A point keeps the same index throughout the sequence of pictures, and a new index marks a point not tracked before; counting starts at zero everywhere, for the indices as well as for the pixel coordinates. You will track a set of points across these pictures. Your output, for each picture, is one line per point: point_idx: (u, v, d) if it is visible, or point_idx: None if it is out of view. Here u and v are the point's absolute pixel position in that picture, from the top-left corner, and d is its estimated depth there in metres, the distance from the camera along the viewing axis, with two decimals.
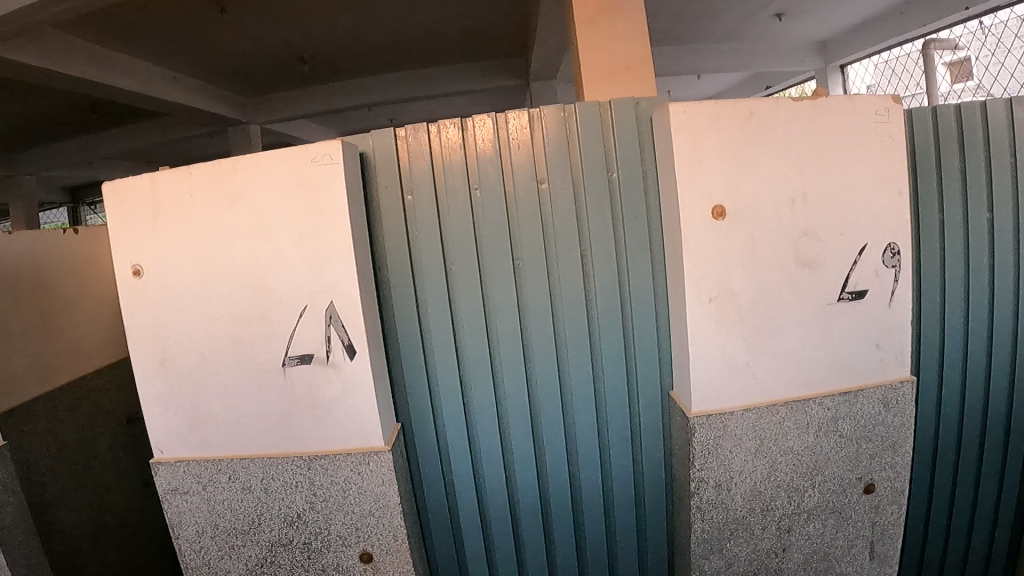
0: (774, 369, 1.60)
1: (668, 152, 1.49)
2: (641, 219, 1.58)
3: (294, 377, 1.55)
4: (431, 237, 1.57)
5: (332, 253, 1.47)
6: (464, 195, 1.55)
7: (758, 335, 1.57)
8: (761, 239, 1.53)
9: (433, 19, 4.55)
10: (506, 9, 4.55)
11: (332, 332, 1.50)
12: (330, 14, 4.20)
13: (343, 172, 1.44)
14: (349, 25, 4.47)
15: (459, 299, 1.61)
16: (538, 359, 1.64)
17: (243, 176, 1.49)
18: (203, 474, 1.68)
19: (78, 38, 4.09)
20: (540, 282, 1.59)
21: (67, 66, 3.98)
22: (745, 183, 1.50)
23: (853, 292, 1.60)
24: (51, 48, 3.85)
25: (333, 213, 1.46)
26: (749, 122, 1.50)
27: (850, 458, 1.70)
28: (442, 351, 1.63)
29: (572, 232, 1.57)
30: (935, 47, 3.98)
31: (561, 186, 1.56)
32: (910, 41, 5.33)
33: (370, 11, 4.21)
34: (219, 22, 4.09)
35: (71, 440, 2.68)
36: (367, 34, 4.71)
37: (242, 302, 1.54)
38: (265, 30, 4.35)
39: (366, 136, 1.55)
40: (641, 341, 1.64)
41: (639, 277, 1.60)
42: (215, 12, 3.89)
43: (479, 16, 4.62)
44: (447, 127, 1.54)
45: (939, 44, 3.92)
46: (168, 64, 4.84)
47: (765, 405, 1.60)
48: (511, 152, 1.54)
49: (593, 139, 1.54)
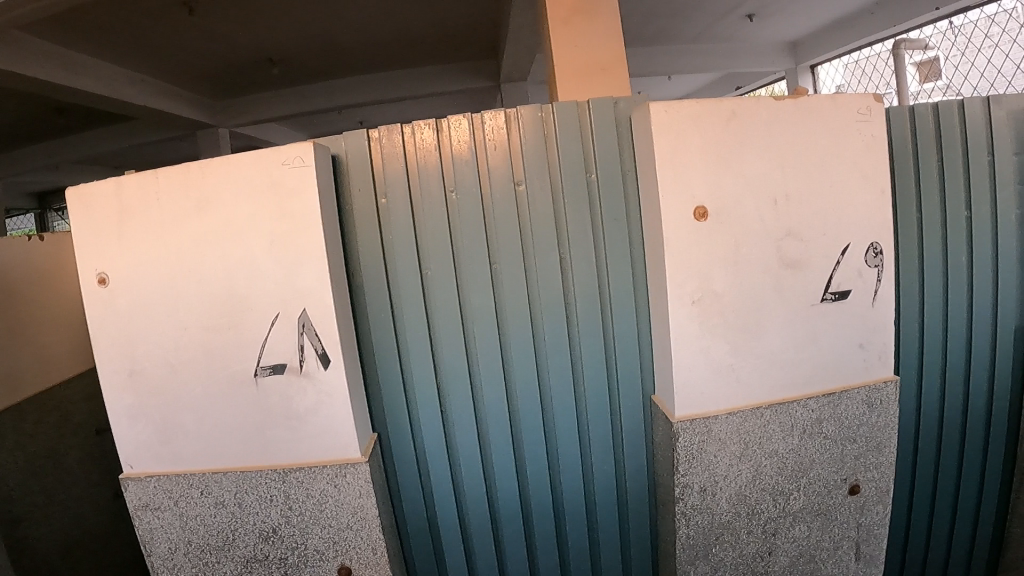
0: (758, 372, 1.58)
1: (649, 152, 1.46)
2: (621, 220, 1.55)
3: (266, 388, 1.50)
4: (406, 241, 1.53)
5: (304, 259, 1.42)
6: (440, 198, 1.51)
7: (741, 337, 1.55)
8: (743, 240, 1.51)
9: (408, 20, 4.51)
10: (481, 10, 4.52)
11: (305, 340, 1.45)
12: (303, 15, 4.13)
13: (316, 176, 1.39)
14: (321, 27, 4.40)
15: (437, 305, 1.57)
16: (519, 366, 1.60)
17: (212, 180, 1.43)
18: (174, 490, 1.63)
19: (41, 39, 3.98)
20: (519, 287, 1.56)
21: (30, 67, 3.86)
22: (726, 184, 1.48)
23: (836, 292, 1.60)
24: (14, 50, 3.74)
25: (305, 217, 1.40)
26: (731, 121, 1.48)
27: (835, 460, 1.69)
28: (420, 359, 1.59)
29: (551, 235, 1.54)
30: (906, 47, 4.00)
31: (539, 188, 1.52)
32: (881, 41, 5.37)
33: (344, 11, 4.16)
34: (189, 23, 4.00)
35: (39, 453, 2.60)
36: (341, 35, 4.65)
37: (211, 311, 1.49)
38: (237, 32, 4.27)
39: (338, 138, 1.51)
40: (623, 345, 1.61)
41: (620, 279, 1.57)
42: (184, 13, 3.81)
43: (455, 17, 4.58)
44: (421, 128, 1.50)
45: (911, 44, 3.94)
46: (137, 66, 4.74)
47: (749, 408, 1.58)
48: (488, 154, 1.51)
49: (571, 140, 1.51)
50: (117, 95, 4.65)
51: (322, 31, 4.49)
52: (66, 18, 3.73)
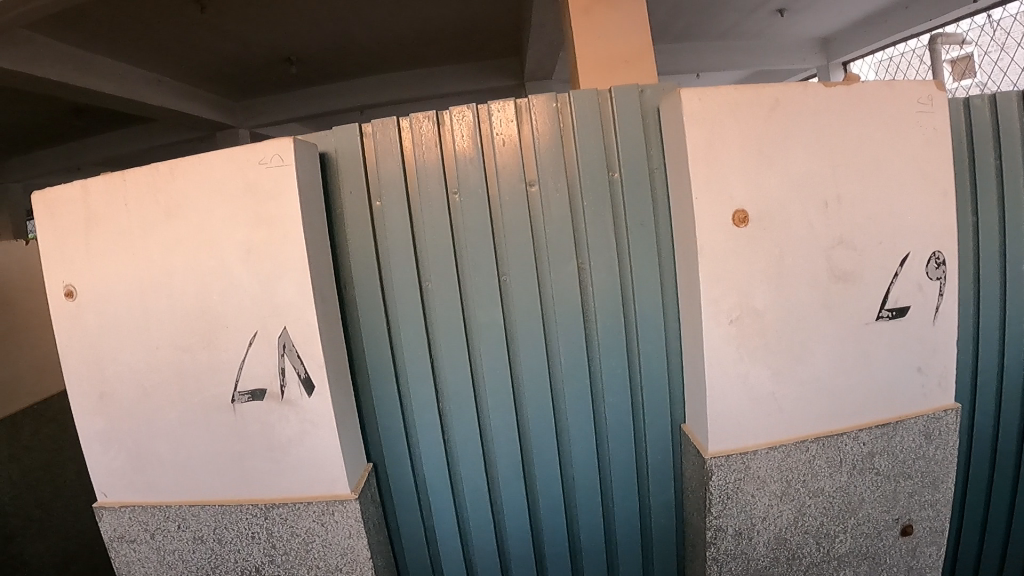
0: (802, 400, 1.38)
1: (679, 149, 1.28)
2: (647, 226, 1.35)
3: (244, 415, 1.33)
4: (403, 250, 1.35)
5: (283, 271, 1.23)
6: (441, 200, 1.33)
7: (785, 362, 1.35)
8: (788, 249, 1.31)
9: (423, 17, 4.33)
10: (500, 8, 4.35)
11: (287, 363, 1.27)
12: (315, 13, 3.97)
13: (296, 175, 1.20)
14: (335, 25, 4.25)
15: (437, 320, 1.38)
16: (530, 391, 1.42)
17: (184, 181, 1.27)
18: (149, 522, 1.48)
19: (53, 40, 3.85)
20: (531, 303, 1.37)
21: (40, 67, 3.72)
22: (770, 184, 1.29)
23: (893, 309, 1.40)
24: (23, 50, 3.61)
25: (284, 222, 1.22)
26: (774, 112, 1.29)
27: (887, 497, 1.49)
28: (419, 382, 1.41)
29: (567, 244, 1.35)
30: (943, 42, 3.75)
31: (554, 189, 1.33)
32: (916, 36, 5.11)
33: (357, 8, 3.99)
34: (198, 21, 3.86)
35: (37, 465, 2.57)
36: (355, 33, 4.49)
37: (183, 328, 1.32)
38: (247, 30, 4.12)
39: (326, 133, 1.33)
40: (649, 368, 1.42)
41: (646, 294, 1.38)
42: (194, 10, 3.67)
43: (471, 14, 4.40)
44: (420, 121, 1.31)
45: (948, 38, 3.68)
46: (150, 66, 4.60)
47: (793, 441, 1.39)
48: (497, 150, 1.32)
49: (591, 134, 1.32)
50: (131, 97, 4.53)
51: (336, 29, 4.34)
52: (75, 19, 3.61)
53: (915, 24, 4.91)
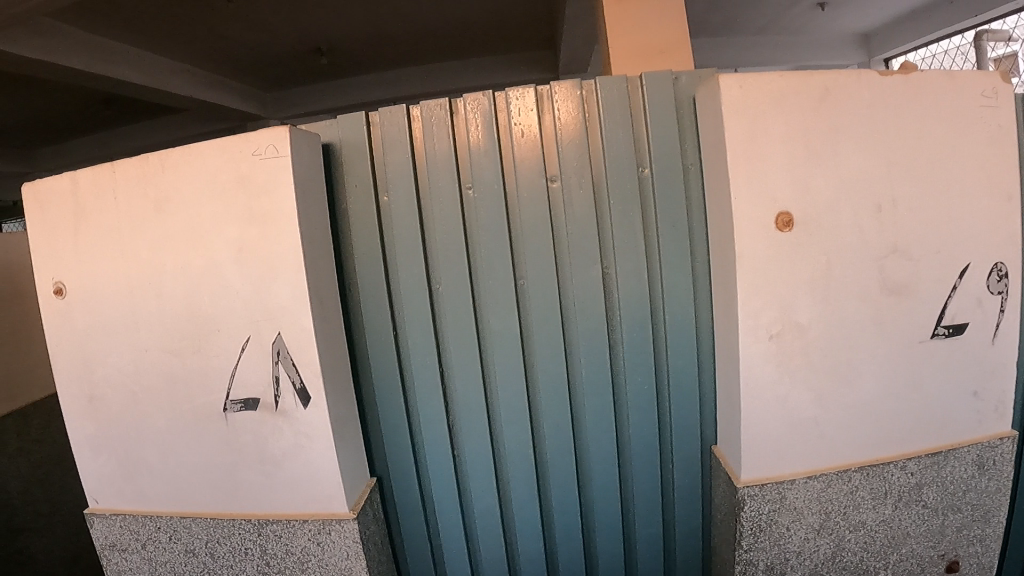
0: (846, 424, 1.27)
1: (716, 146, 1.15)
2: (680, 228, 1.22)
3: (236, 425, 1.23)
4: (412, 250, 1.23)
5: (278, 270, 1.13)
6: (452, 195, 1.21)
7: (827, 382, 1.23)
8: (836, 258, 1.18)
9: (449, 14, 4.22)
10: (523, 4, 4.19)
11: (281, 371, 1.16)
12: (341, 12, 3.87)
13: (293, 168, 1.09)
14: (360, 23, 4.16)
15: (448, 327, 1.27)
16: (547, 406, 1.31)
17: (175, 174, 1.17)
18: (140, 532, 1.39)
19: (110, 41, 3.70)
20: (551, 310, 1.25)
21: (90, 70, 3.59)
22: (818, 184, 1.16)
23: (949, 327, 1.27)
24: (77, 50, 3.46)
25: (278, 218, 1.11)
26: (824, 102, 1.15)
27: (933, 532, 1.37)
28: (427, 394, 1.30)
29: (590, 246, 1.23)
30: (990, 39, 3.54)
31: (577, 185, 1.21)
32: (961, 32, 4.88)
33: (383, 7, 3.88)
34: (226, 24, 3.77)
35: (47, 457, 2.54)
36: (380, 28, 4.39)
37: (174, 331, 1.23)
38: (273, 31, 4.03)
39: (330, 122, 1.22)
40: (678, 384, 1.30)
41: (678, 302, 1.25)
42: (221, 12, 3.57)
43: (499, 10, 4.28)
44: (431, 108, 1.19)
45: (993, 35, 3.45)
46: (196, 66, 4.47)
47: (834, 471, 1.28)
48: (516, 142, 1.19)
49: (620, 125, 1.19)
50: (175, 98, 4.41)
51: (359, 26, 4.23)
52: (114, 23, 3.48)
53: (960, 21, 4.68)
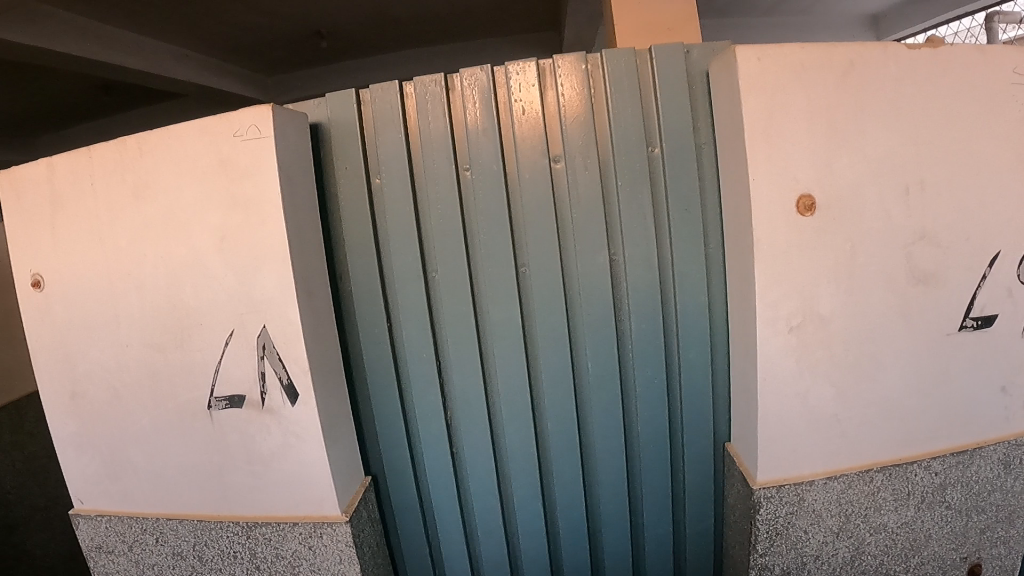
0: (869, 422, 1.20)
1: (732, 126, 1.07)
2: (692, 212, 1.14)
3: (222, 424, 1.16)
4: (407, 237, 1.15)
5: (262, 259, 1.05)
6: (449, 178, 1.13)
7: (849, 378, 1.16)
8: (861, 246, 1.10)
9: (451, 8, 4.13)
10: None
11: (266, 366, 1.09)
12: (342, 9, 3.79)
13: (276, 149, 1.02)
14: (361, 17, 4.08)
15: (445, 318, 1.19)
16: (551, 402, 1.23)
17: (153, 156, 1.09)
18: (127, 533, 1.33)
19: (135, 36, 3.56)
20: (555, 301, 1.17)
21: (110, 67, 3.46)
22: (841, 166, 1.07)
23: (978, 318, 1.19)
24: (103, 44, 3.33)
25: (262, 204, 1.03)
26: (848, 76, 1.07)
27: (956, 534, 1.31)
28: (424, 391, 1.23)
29: (597, 231, 1.15)
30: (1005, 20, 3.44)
31: (582, 166, 1.12)
32: (971, 14, 4.77)
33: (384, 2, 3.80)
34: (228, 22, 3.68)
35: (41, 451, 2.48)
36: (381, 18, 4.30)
37: (156, 325, 1.15)
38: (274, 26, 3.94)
39: (319, 100, 1.13)
40: (690, 379, 1.23)
41: (689, 291, 1.18)
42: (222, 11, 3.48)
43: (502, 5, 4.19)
44: (426, 84, 1.11)
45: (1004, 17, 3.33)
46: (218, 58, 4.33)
47: (855, 471, 1.21)
48: (517, 121, 1.11)
49: (628, 102, 1.11)
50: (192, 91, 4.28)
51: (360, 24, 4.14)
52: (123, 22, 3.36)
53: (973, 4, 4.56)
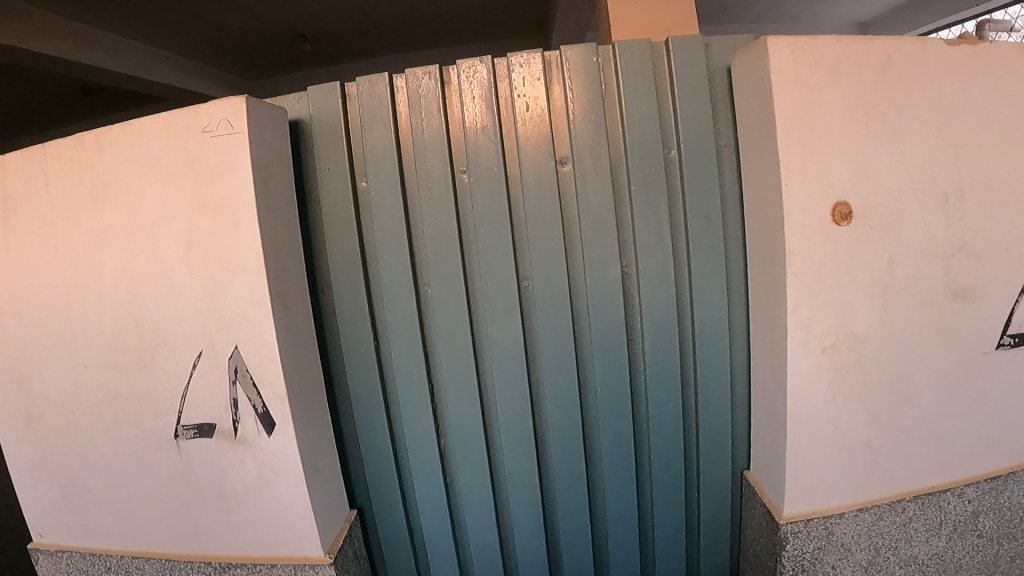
0: (901, 449, 1.10)
1: (761, 123, 0.96)
2: (713, 219, 1.04)
3: (190, 455, 1.03)
4: (396, 247, 1.03)
5: (234, 272, 0.93)
6: (444, 182, 1.00)
7: (882, 403, 1.06)
8: (897, 258, 1.00)
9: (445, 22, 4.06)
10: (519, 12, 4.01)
11: (239, 392, 0.96)
12: (336, 20, 3.68)
13: (250, 146, 0.90)
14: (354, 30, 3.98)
15: (439, 337, 1.06)
16: (556, 430, 1.11)
17: (113, 155, 0.97)
18: (89, 571, 1.20)
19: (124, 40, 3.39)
20: (561, 319, 1.05)
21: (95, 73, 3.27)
22: (878, 169, 0.97)
23: (1016, 336, 1.09)
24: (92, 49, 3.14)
25: (234, 210, 0.91)
26: (886, 74, 0.97)
27: (987, 563, 1.21)
28: (416, 418, 1.10)
29: (608, 241, 1.02)
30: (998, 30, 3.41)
31: (593, 170, 1.00)
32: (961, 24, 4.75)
33: (378, 16, 3.71)
34: (219, 28, 3.53)
35: None
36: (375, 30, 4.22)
37: (118, 344, 1.03)
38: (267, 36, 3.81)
39: (299, 95, 1.02)
40: (707, 403, 1.12)
41: (708, 307, 1.07)
42: (214, 18, 3.35)
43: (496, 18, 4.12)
44: (419, 78, 0.99)
45: (997, 27, 3.29)
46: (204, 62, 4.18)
47: (887, 501, 1.11)
48: (521, 118, 0.99)
49: (644, 97, 0.99)
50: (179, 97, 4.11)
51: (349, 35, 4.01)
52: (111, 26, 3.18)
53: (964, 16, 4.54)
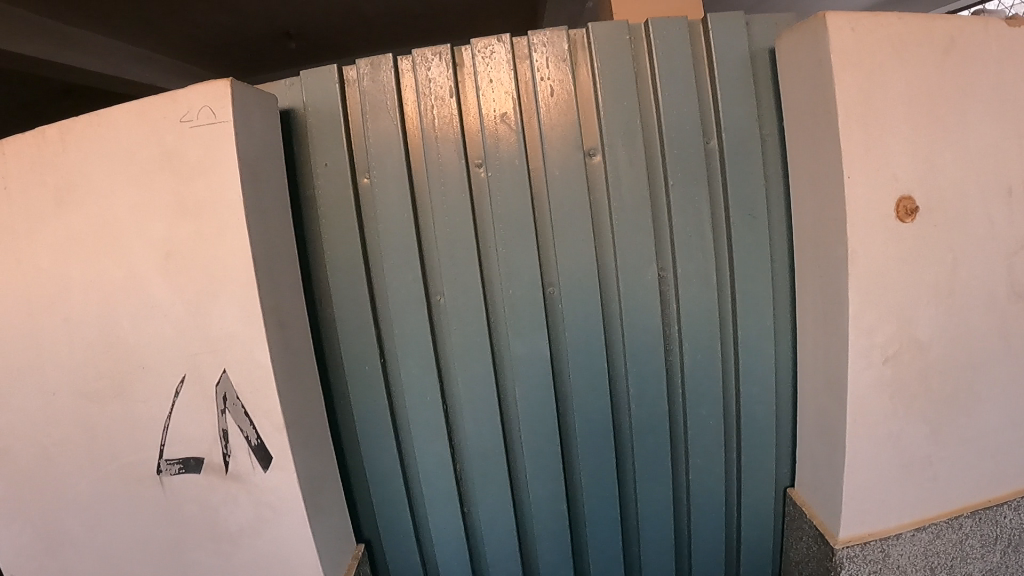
0: (961, 464, 0.99)
1: (816, 105, 0.85)
2: (757, 214, 0.93)
3: (175, 494, 0.91)
4: (405, 252, 0.91)
5: (219, 285, 0.80)
6: (459, 177, 0.89)
7: (943, 415, 0.95)
8: (960, 257, 0.89)
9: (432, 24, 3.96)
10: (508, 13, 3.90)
11: (229, 422, 0.84)
12: (322, 21, 3.55)
13: (237, 138, 0.78)
14: (338, 36, 3.86)
15: (454, 351, 0.94)
16: (585, 451, 1.00)
17: (79, 153, 0.84)
18: None
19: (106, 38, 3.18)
20: (592, 329, 0.93)
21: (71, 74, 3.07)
22: (942, 158, 0.86)
23: None
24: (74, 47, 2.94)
25: (218, 212, 0.79)
26: (948, 56, 0.86)
27: None
28: (428, 442, 0.98)
29: (643, 241, 0.91)
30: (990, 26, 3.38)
31: (626, 161, 0.89)
32: None
33: (366, 18, 3.60)
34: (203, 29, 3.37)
35: None
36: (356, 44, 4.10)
37: (87, 370, 0.90)
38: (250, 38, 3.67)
39: (291, 81, 0.90)
40: (749, 418, 1.01)
41: (752, 313, 0.96)
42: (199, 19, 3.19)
43: (484, 20, 4.03)
44: (428, 60, 0.87)
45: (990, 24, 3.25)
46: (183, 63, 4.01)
47: (944, 518, 1.01)
48: (544, 104, 0.88)
49: (682, 79, 0.88)
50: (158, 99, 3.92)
51: (333, 37, 3.89)
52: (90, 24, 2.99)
53: None
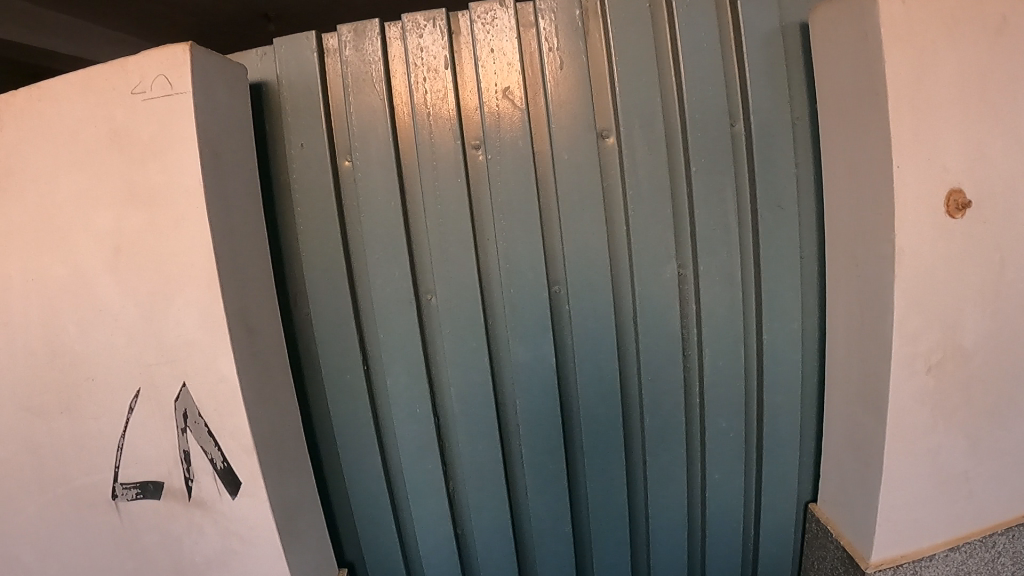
0: (1001, 479, 0.89)
1: (859, 82, 0.75)
2: (787, 205, 0.83)
3: (132, 523, 0.80)
4: (392, 245, 0.80)
5: (176, 286, 0.69)
6: (454, 159, 0.78)
7: (985, 428, 0.85)
8: (1013, 258, 0.78)
9: None
10: None
11: (191, 443, 0.73)
12: None
13: (197, 113, 0.67)
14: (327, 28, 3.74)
15: (447, 357, 0.84)
16: (593, 468, 0.89)
17: (16, 132, 0.73)
18: None
19: None
20: (603, 333, 0.83)
21: None
22: (993, 148, 0.75)
23: None
24: None
25: (175, 202, 0.68)
26: (1000, 36, 0.74)
27: None
28: (417, 460, 0.87)
29: (662, 233, 0.81)
30: None
31: (644, 144, 0.79)
32: None
33: None
34: None
35: None
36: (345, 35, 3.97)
37: (30, 382, 0.79)
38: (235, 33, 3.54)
39: (263, 50, 0.79)
40: (773, 430, 0.91)
41: (779, 314, 0.87)
42: None
43: None
44: (420, 26, 0.77)
45: None
46: None
47: (979, 534, 0.91)
48: (552, 78, 0.77)
49: (706, 53, 0.79)
50: None
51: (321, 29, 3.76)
52: None
53: None
